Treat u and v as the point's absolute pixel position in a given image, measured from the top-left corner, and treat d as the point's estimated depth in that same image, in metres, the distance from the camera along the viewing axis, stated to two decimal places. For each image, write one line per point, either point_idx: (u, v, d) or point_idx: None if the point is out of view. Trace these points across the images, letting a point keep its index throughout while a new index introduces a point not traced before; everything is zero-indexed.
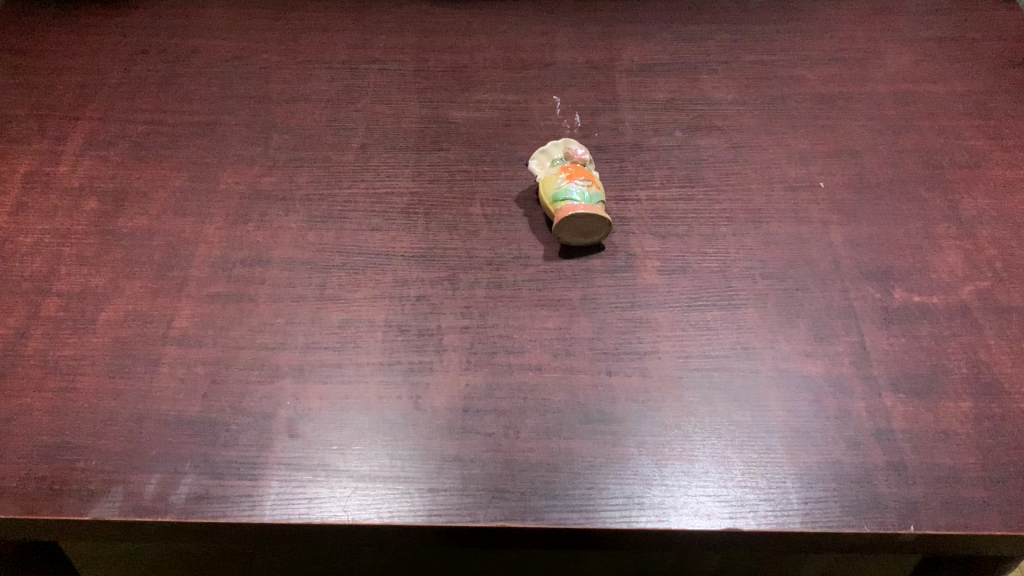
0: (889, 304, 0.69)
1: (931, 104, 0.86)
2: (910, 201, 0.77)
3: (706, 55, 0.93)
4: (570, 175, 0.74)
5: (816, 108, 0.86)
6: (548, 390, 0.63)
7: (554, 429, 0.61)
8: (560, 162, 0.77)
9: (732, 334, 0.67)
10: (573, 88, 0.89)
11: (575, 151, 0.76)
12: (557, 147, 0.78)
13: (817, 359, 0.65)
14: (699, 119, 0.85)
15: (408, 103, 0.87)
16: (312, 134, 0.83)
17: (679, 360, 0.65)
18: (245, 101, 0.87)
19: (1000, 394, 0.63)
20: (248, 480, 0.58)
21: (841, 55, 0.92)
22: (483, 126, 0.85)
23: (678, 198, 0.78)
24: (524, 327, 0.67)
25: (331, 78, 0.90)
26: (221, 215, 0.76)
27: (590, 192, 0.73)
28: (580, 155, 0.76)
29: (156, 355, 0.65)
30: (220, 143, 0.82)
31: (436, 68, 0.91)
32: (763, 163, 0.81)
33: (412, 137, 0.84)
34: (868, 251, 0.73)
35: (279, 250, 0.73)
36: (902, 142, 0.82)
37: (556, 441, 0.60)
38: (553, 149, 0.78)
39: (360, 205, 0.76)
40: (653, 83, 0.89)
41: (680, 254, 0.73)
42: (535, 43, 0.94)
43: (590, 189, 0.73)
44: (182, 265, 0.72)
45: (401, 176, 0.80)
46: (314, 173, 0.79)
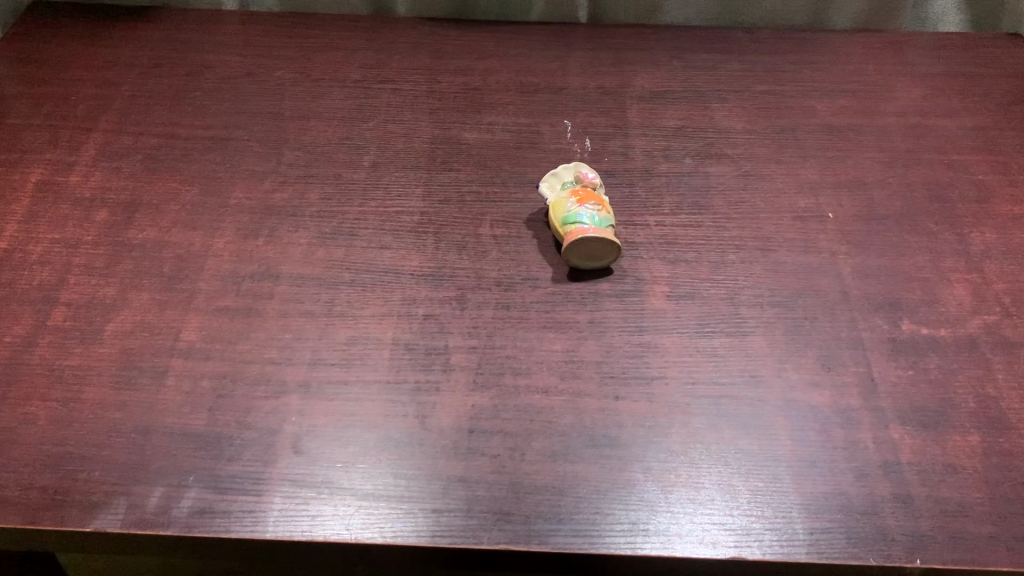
0: (897, 336, 0.69)
1: (940, 138, 0.87)
2: (919, 234, 0.77)
3: (717, 84, 0.93)
4: (580, 199, 0.74)
5: (825, 139, 0.87)
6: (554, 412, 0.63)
7: (560, 452, 0.60)
8: (572, 185, 0.77)
9: (739, 362, 0.67)
10: (584, 113, 0.89)
11: (587, 175, 0.77)
12: (569, 170, 0.78)
13: (825, 389, 0.65)
14: (709, 146, 0.86)
15: (420, 123, 0.88)
16: (324, 151, 0.84)
17: (687, 387, 0.65)
18: (258, 116, 0.87)
19: (1007, 429, 0.63)
20: (252, 496, 0.58)
21: (851, 87, 0.93)
22: (494, 148, 0.85)
23: (687, 225, 0.78)
24: (530, 348, 0.67)
25: (344, 96, 0.90)
26: (231, 230, 0.76)
27: (600, 215, 0.73)
28: (591, 179, 0.76)
29: (162, 367, 0.65)
30: (232, 158, 0.83)
31: (448, 90, 0.92)
32: (773, 192, 0.81)
33: (423, 158, 0.84)
34: (876, 283, 0.73)
35: (288, 265, 0.73)
36: (911, 175, 0.83)
37: (562, 464, 0.60)
38: (564, 172, 0.78)
39: (370, 223, 0.77)
40: (664, 110, 0.90)
41: (689, 280, 0.73)
42: (547, 67, 0.95)
43: (600, 213, 0.73)
44: (191, 278, 0.72)
45: (411, 196, 0.80)
46: (325, 190, 0.80)
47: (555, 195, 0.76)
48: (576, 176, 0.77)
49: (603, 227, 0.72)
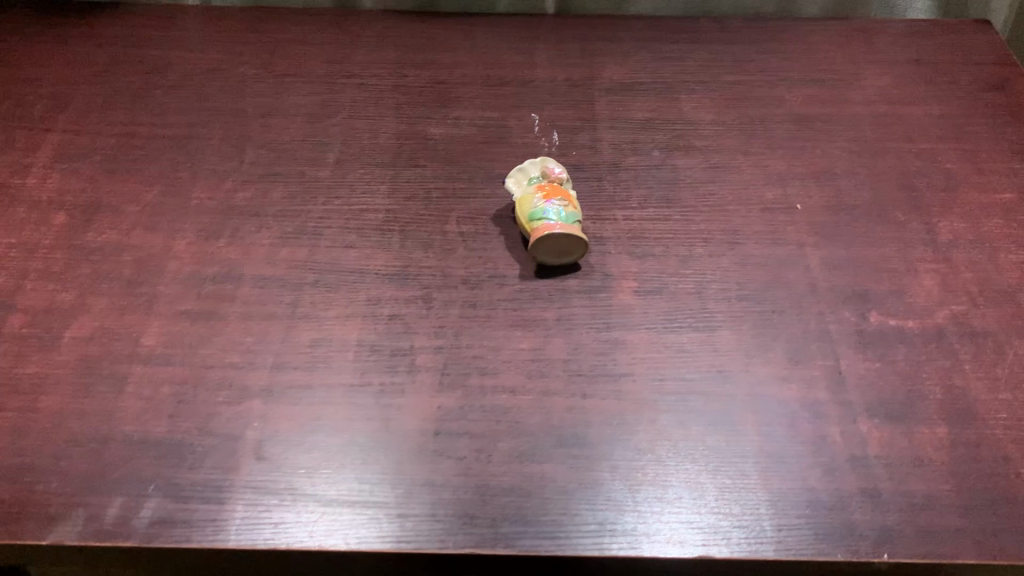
0: (865, 328, 0.69)
1: (909, 126, 0.86)
2: (887, 225, 0.77)
3: (686, 75, 0.92)
4: (546, 194, 0.73)
5: (794, 129, 0.86)
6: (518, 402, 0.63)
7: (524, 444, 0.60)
8: (538, 180, 0.76)
9: (708, 357, 0.67)
10: (552, 106, 0.88)
11: (553, 170, 0.76)
12: (536, 163, 0.77)
13: (793, 383, 0.65)
14: (677, 139, 0.85)
15: (385, 119, 0.86)
16: (287, 149, 0.82)
17: (655, 384, 0.65)
18: (220, 114, 0.86)
19: (974, 420, 0.63)
20: (214, 504, 0.57)
21: (819, 76, 0.92)
22: (461, 143, 0.84)
23: (655, 219, 0.77)
24: (497, 346, 0.67)
25: (308, 92, 0.89)
26: (193, 231, 0.74)
27: (567, 211, 0.72)
28: (558, 174, 0.75)
29: (122, 374, 0.64)
30: (193, 157, 0.81)
31: (414, 84, 0.91)
32: (741, 184, 0.80)
33: (388, 153, 0.83)
34: (845, 275, 0.73)
35: (251, 267, 0.72)
36: (879, 164, 0.82)
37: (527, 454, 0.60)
38: (530, 167, 0.77)
39: (334, 222, 0.76)
40: (632, 102, 0.89)
41: (657, 275, 0.73)
42: (514, 59, 0.94)
43: (567, 209, 0.72)
44: (152, 282, 0.70)
45: (376, 193, 0.79)
46: (288, 188, 0.78)
47: (521, 191, 0.75)
48: (542, 171, 0.76)
49: (569, 224, 0.71)
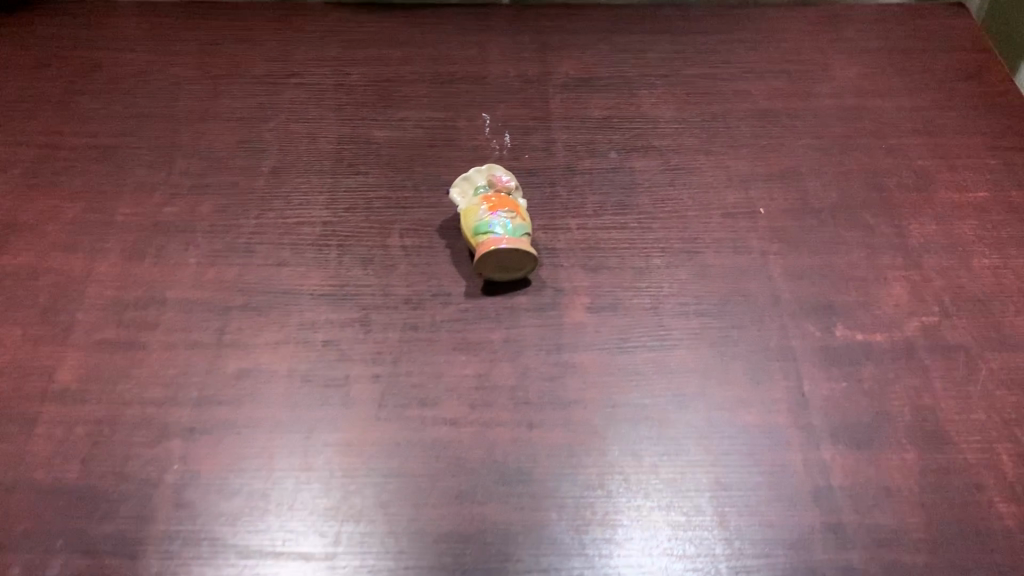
0: (830, 344, 0.65)
1: (879, 120, 0.82)
2: (855, 229, 0.73)
3: (646, 69, 0.87)
4: (492, 206, 0.68)
5: (758, 125, 0.81)
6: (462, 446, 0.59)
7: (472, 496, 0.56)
8: (484, 189, 0.71)
9: (664, 381, 0.62)
10: (503, 105, 0.83)
11: (500, 179, 0.71)
12: (482, 171, 0.72)
13: (753, 406, 0.61)
14: (635, 139, 0.80)
15: (326, 121, 0.81)
16: (220, 157, 0.77)
17: (606, 411, 0.60)
18: (150, 120, 0.81)
19: (945, 444, 0.59)
20: (126, 560, 0.52)
21: (786, 68, 0.87)
22: (406, 147, 0.79)
23: (610, 227, 0.73)
24: (438, 371, 0.62)
25: (244, 94, 0.84)
26: (116, 251, 0.70)
27: (514, 224, 0.68)
28: (505, 183, 0.71)
29: (33, 414, 0.59)
30: (119, 168, 0.76)
31: (357, 82, 0.85)
32: (702, 187, 0.76)
33: (328, 160, 0.78)
34: (810, 285, 0.69)
35: (177, 290, 0.67)
36: (848, 162, 0.78)
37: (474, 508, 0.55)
38: (475, 176, 0.72)
39: (268, 238, 0.71)
40: (588, 99, 0.84)
41: (611, 289, 0.68)
42: (465, 54, 0.89)
43: (514, 222, 0.68)
44: (70, 309, 0.66)
45: (314, 204, 0.74)
46: (220, 201, 0.74)
47: (466, 202, 0.70)
48: (488, 181, 0.71)
49: (517, 238, 0.67)
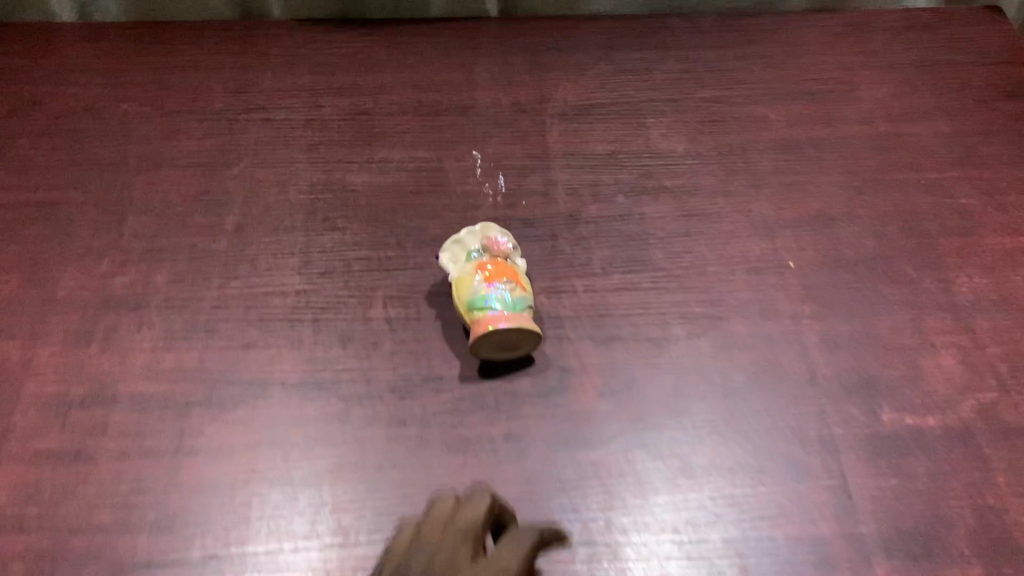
0: (876, 430, 0.57)
1: (915, 150, 0.74)
2: (896, 284, 0.65)
3: (653, 92, 0.78)
4: (490, 276, 0.60)
5: (781, 159, 0.73)
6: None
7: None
8: (478, 253, 0.62)
9: (691, 484, 0.54)
10: (495, 140, 0.74)
11: (497, 240, 0.62)
12: (477, 231, 0.64)
13: (793, 513, 0.53)
14: (645, 178, 0.72)
15: (297, 166, 0.72)
16: (177, 213, 0.68)
17: (628, 522, 0.53)
18: (96, 168, 0.71)
19: (1013, 554, 0.52)
20: None
21: (809, 87, 0.79)
22: (387, 194, 0.70)
23: (621, 288, 0.64)
24: (432, 480, 0.54)
25: (203, 134, 0.74)
26: (58, 334, 0.61)
27: (515, 295, 0.59)
28: (503, 246, 0.62)
29: None
30: (62, 229, 0.67)
31: (331, 116, 0.76)
32: (722, 237, 0.68)
33: (300, 213, 0.69)
34: (849, 356, 0.61)
35: (129, 382, 0.59)
36: (883, 202, 0.70)
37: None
38: (469, 237, 0.63)
39: (232, 313, 0.62)
40: (590, 131, 0.75)
41: (626, 367, 0.60)
42: (450, 79, 0.79)
43: (515, 293, 0.59)
44: (5, 409, 0.57)
45: (285, 269, 0.65)
46: (177, 268, 0.65)
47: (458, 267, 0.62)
48: (483, 243, 0.62)
49: (518, 313, 0.58)
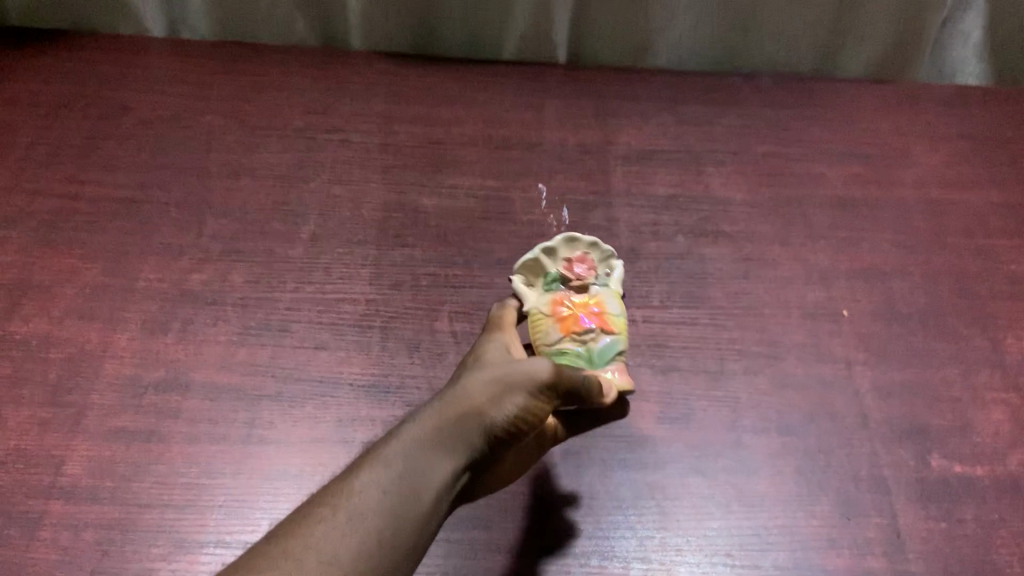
0: (926, 475, 0.58)
1: (966, 217, 0.76)
2: (946, 339, 0.67)
3: (713, 143, 0.82)
4: (568, 319, 0.55)
5: (836, 216, 0.76)
6: (531, 556, 0.53)
7: (358, 477, 0.43)
8: (557, 281, 0.57)
9: (745, 513, 0.56)
10: (560, 176, 0.77)
11: (577, 267, 0.57)
12: (557, 248, 0.59)
13: (843, 549, 0.54)
14: (705, 221, 0.74)
15: (371, 186, 0.75)
16: (255, 220, 0.71)
17: (680, 544, 0.54)
18: (180, 173, 0.74)
19: None
20: None
21: (863, 151, 0.82)
22: (457, 218, 0.73)
23: (680, 321, 0.66)
24: (524, 513, 0.55)
25: (283, 149, 0.78)
26: (136, 322, 0.63)
27: (602, 342, 0.54)
28: (586, 271, 0.57)
29: (37, 513, 0.53)
30: (144, 226, 0.70)
31: (404, 143, 0.79)
32: (778, 282, 0.70)
33: (373, 229, 0.71)
34: (900, 404, 0.62)
35: (202, 371, 0.61)
36: (935, 263, 0.72)
37: (355, 483, 0.43)
38: (545, 259, 0.58)
39: (305, 315, 0.65)
40: (653, 174, 0.78)
41: (684, 396, 0.61)
42: (519, 117, 0.83)
43: (607, 334, 0.55)
44: (83, 388, 0.59)
45: (356, 279, 0.68)
46: (252, 270, 0.67)
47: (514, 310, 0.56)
48: (561, 270, 0.57)
49: (604, 365, 0.54)
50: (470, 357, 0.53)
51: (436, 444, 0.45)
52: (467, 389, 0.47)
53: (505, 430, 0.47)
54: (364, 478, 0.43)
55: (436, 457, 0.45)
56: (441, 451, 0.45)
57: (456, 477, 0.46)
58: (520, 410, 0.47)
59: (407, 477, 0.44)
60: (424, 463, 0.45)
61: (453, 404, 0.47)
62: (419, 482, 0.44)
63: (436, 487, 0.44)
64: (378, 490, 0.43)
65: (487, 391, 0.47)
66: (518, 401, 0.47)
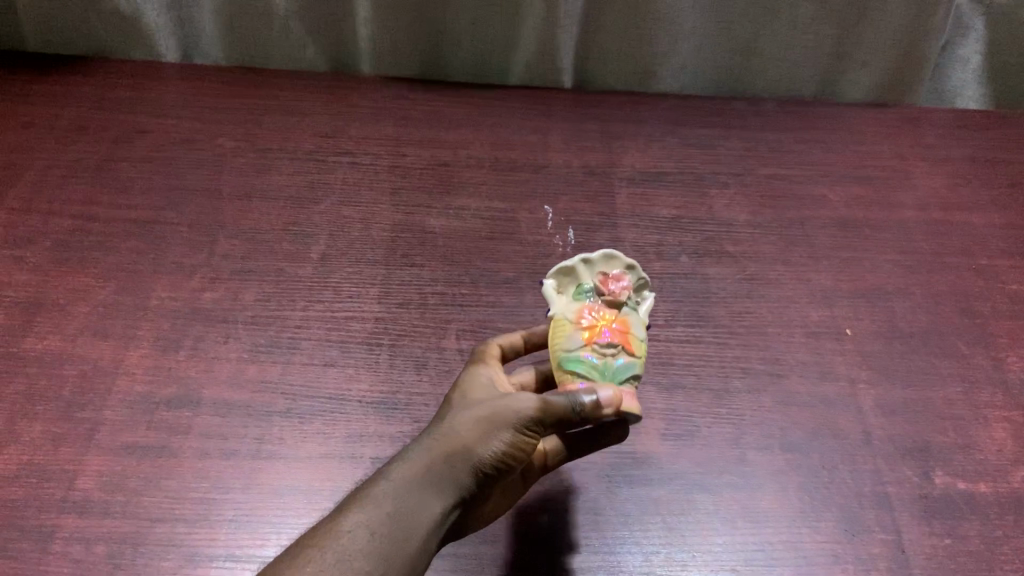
0: (929, 492, 0.59)
1: (967, 237, 0.77)
2: (948, 358, 0.67)
3: (717, 165, 0.83)
4: (589, 331, 0.53)
5: (838, 236, 0.76)
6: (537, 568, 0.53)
7: (347, 517, 0.44)
8: (589, 293, 0.55)
9: (750, 528, 0.56)
10: (566, 197, 0.78)
11: (613, 283, 0.55)
12: (595, 261, 0.57)
13: (848, 564, 0.55)
14: (708, 242, 0.75)
15: (380, 207, 0.76)
16: (266, 240, 0.72)
17: (685, 559, 0.54)
18: (192, 194, 0.76)
19: None
20: None
21: (865, 173, 0.83)
22: (464, 238, 0.74)
23: (684, 339, 0.67)
24: (516, 541, 0.55)
25: (294, 171, 0.79)
26: (148, 340, 0.64)
27: (622, 360, 0.52)
28: (621, 288, 0.55)
29: (49, 527, 0.53)
30: (157, 246, 0.71)
31: (413, 165, 0.81)
32: (781, 301, 0.71)
33: (381, 249, 0.73)
34: (903, 421, 0.63)
35: (213, 387, 0.62)
36: (937, 283, 0.73)
37: (343, 524, 0.43)
38: (582, 270, 0.57)
39: (314, 332, 0.66)
40: (657, 196, 0.79)
41: (688, 413, 0.62)
42: (526, 141, 0.84)
43: (628, 355, 0.53)
44: (96, 404, 0.60)
45: (365, 297, 0.69)
46: (263, 289, 0.68)
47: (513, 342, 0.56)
48: (596, 284, 0.56)
49: (618, 383, 0.51)
50: (456, 387, 0.52)
51: (424, 484, 0.45)
52: (455, 427, 0.47)
53: (495, 465, 0.46)
54: (353, 518, 0.43)
55: (423, 498, 0.45)
56: (428, 492, 0.45)
57: (445, 517, 0.46)
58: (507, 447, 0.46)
59: (393, 519, 0.44)
60: (411, 504, 0.45)
61: (441, 443, 0.46)
62: (405, 523, 0.44)
63: (423, 528, 0.44)
64: (365, 531, 0.43)
65: (474, 429, 0.47)
66: (506, 437, 0.46)
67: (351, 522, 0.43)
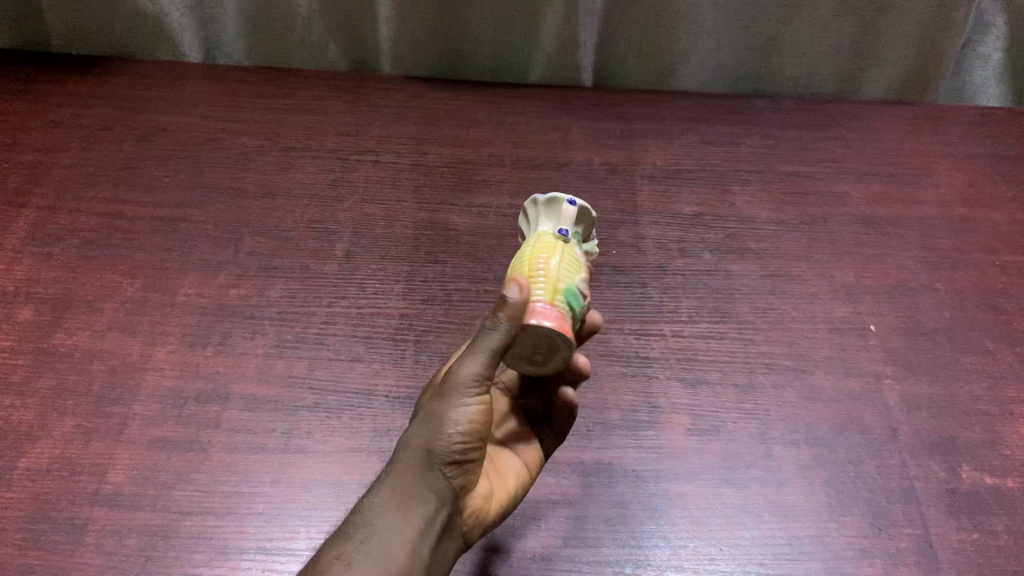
0: (956, 487, 0.59)
1: (991, 234, 0.77)
2: (973, 353, 0.67)
3: (738, 163, 0.83)
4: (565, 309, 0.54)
5: (861, 233, 0.76)
6: (565, 560, 0.53)
7: (326, 554, 0.45)
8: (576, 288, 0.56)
9: (777, 523, 0.56)
10: (588, 195, 0.78)
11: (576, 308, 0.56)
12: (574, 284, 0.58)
13: (876, 558, 0.55)
14: (730, 239, 0.75)
15: (403, 205, 0.77)
16: (292, 238, 0.73)
17: (712, 553, 0.55)
18: (217, 193, 0.76)
19: None
20: None
21: (886, 171, 0.83)
22: (486, 236, 0.74)
23: (708, 336, 0.67)
24: (544, 535, 0.55)
25: (316, 169, 0.80)
26: (176, 336, 0.65)
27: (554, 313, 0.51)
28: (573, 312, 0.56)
29: (82, 520, 0.54)
30: (184, 243, 0.72)
31: (434, 163, 0.81)
32: (804, 297, 0.71)
33: (404, 247, 0.73)
34: (929, 417, 0.63)
35: (241, 382, 0.62)
36: (960, 279, 0.73)
37: (323, 561, 0.44)
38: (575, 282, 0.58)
39: (340, 328, 0.66)
40: (678, 193, 0.79)
41: (713, 408, 0.62)
42: (547, 139, 0.84)
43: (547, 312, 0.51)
44: (125, 399, 0.60)
45: (390, 293, 0.69)
46: (289, 285, 0.69)
47: None
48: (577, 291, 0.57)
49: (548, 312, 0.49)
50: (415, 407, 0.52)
51: (397, 499, 0.47)
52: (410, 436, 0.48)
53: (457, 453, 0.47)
54: (330, 555, 0.45)
55: (400, 511, 0.46)
56: (402, 504, 0.47)
57: (431, 521, 0.47)
58: (465, 430, 0.47)
59: (369, 543, 0.45)
60: (387, 522, 0.46)
61: (403, 456, 0.48)
62: (384, 543, 0.45)
63: (406, 539, 0.45)
64: (343, 562, 0.44)
65: (427, 427, 0.48)
66: (459, 421, 0.47)
67: (329, 558, 0.45)
